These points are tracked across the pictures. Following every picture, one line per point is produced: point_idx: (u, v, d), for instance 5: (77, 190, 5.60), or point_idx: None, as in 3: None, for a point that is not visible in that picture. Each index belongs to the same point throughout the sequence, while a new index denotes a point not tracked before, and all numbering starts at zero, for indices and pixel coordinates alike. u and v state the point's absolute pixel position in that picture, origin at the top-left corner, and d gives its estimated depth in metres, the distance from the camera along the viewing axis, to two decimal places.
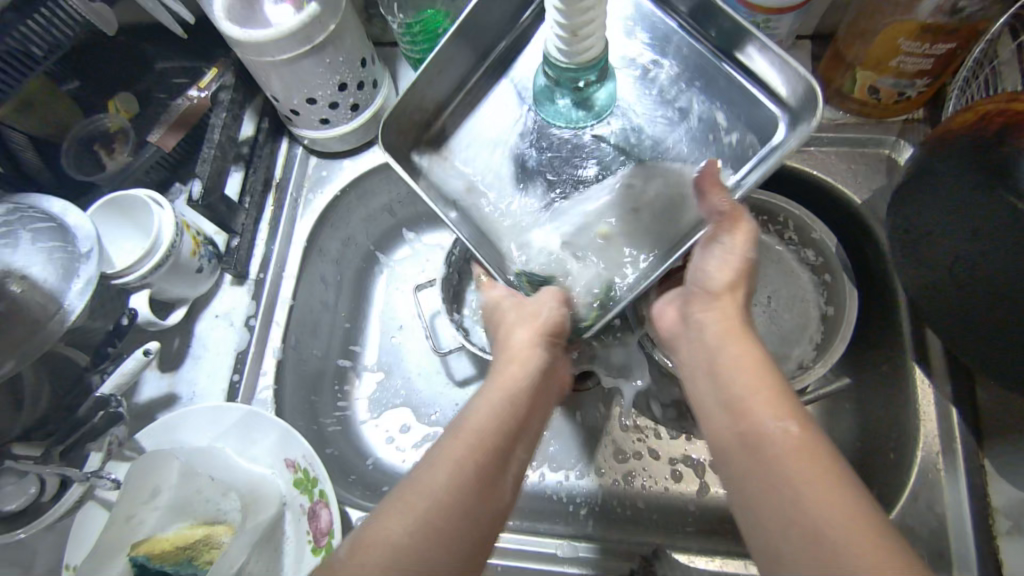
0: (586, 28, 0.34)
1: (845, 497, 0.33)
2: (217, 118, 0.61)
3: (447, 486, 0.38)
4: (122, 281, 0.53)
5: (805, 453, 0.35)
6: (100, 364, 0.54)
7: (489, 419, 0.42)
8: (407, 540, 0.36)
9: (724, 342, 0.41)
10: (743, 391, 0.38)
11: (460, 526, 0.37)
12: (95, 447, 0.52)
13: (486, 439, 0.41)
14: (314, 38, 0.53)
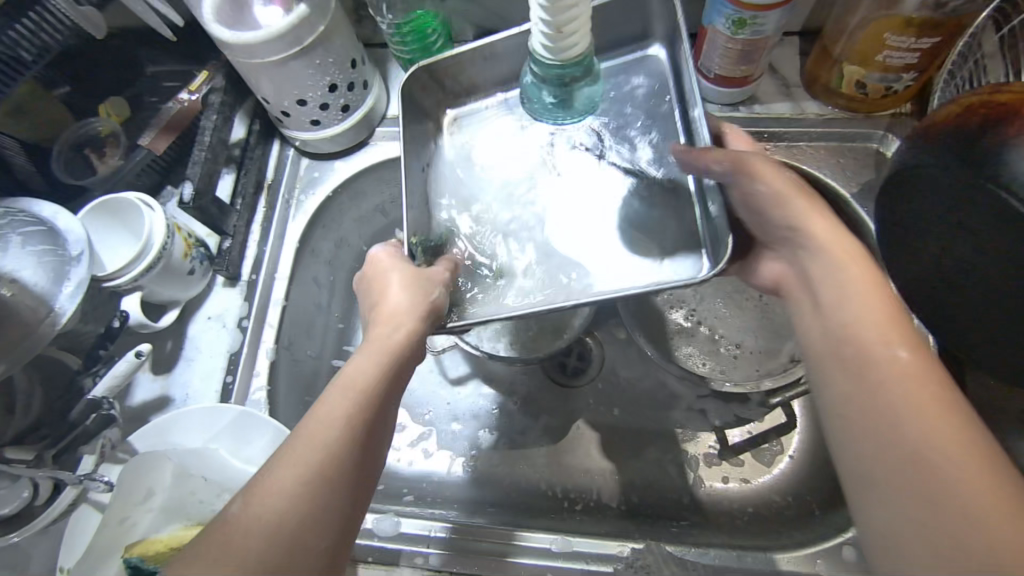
0: (570, 26, 0.34)
1: (958, 426, 0.31)
2: (207, 120, 0.61)
3: (324, 452, 0.36)
4: (112, 286, 0.53)
5: (917, 378, 0.33)
6: (92, 367, 0.54)
7: (374, 375, 0.39)
8: (263, 540, 0.33)
9: (835, 264, 0.38)
10: (855, 314, 0.36)
11: (320, 513, 0.35)
12: (88, 449, 0.52)
13: (365, 396, 0.38)
14: (303, 39, 0.53)
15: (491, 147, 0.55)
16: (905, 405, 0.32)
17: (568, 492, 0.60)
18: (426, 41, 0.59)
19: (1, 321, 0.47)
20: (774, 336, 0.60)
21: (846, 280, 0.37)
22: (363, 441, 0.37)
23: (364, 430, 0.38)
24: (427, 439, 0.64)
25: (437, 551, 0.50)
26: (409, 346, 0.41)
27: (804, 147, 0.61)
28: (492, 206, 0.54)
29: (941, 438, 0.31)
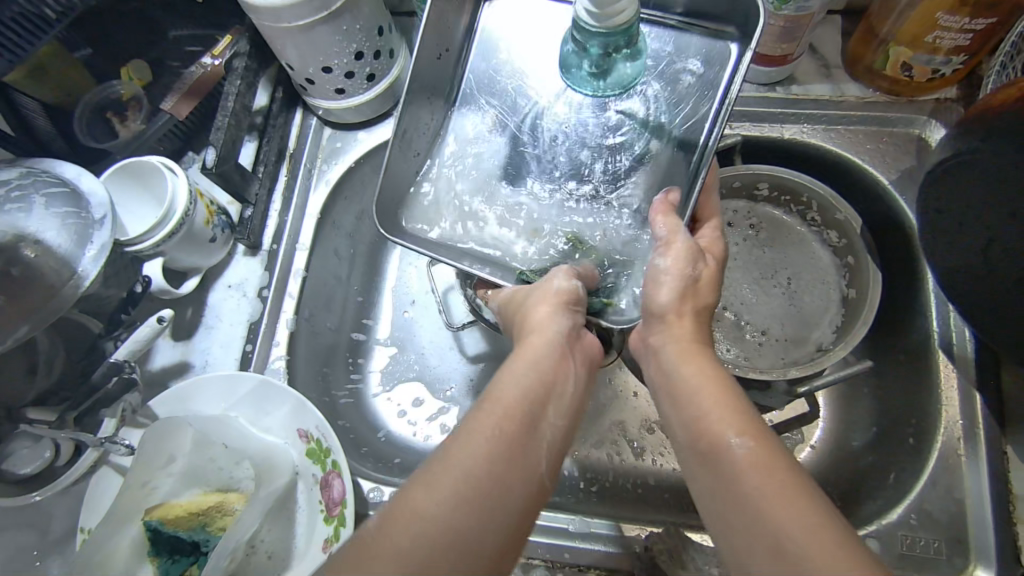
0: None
1: (803, 503, 0.31)
2: (231, 85, 0.59)
3: (478, 461, 0.34)
4: (135, 251, 0.52)
5: (761, 460, 0.33)
6: (114, 331, 0.54)
7: (525, 386, 0.38)
8: (438, 520, 0.32)
9: (681, 358, 0.39)
10: (703, 408, 0.36)
11: (488, 510, 0.33)
12: (109, 413, 0.52)
13: (519, 406, 0.37)
14: (331, 5, 0.51)
15: (529, 68, 0.51)
16: (751, 485, 0.32)
17: (582, 472, 0.60)
18: None
19: (26, 282, 0.47)
20: (803, 325, 0.58)
21: (697, 381, 0.37)
22: (520, 451, 0.35)
23: (518, 441, 0.35)
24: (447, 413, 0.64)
25: None
26: (550, 355, 0.40)
27: (844, 130, 0.58)
28: (500, 159, 0.51)
29: (795, 516, 0.30)
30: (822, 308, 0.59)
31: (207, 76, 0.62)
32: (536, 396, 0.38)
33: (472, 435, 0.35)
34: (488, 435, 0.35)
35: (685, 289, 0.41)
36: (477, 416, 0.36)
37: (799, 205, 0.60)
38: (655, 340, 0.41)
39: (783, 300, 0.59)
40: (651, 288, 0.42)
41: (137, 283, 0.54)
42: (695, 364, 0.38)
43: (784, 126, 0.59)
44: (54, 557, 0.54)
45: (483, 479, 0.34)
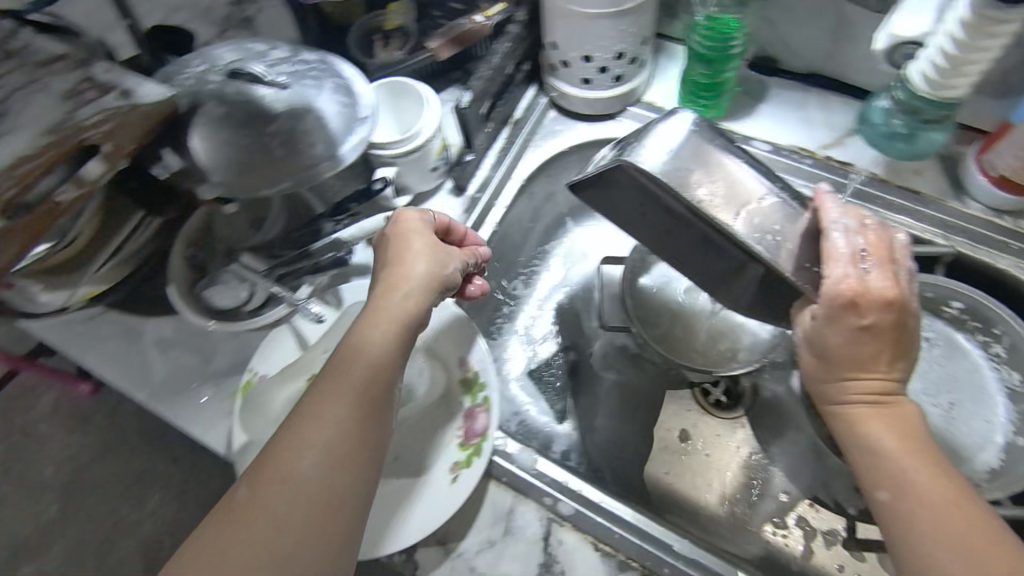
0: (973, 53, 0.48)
1: (953, 548, 0.38)
2: (501, 45, 0.63)
3: (332, 438, 0.41)
4: (378, 153, 0.58)
5: (921, 506, 0.40)
6: (336, 215, 0.59)
7: (337, 374, 0.43)
8: (295, 504, 0.39)
9: (862, 415, 0.44)
10: (863, 457, 0.44)
11: (344, 483, 0.40)
12: (309, 281, 0.59)
13: (327, 397, 0.42)
14: (623, 3, 0.56)
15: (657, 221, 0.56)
16: (905, 534, 0.40)
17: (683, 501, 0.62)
18: (727, 43, 0.59)
19: (297, 143, 0.51)
20: (953, 453, 0.57)
21: (861, 434, 0.44)
22: (337, 456, 0.40)
23: (332, 450, 0.40)
24: (585, 408, 0.67)
25: (566, 500, 0.53)
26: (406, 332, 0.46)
27: None
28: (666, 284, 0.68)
29: (949, 559, 0.38)
30: (979, 445, 0.57)
31: (477, 30, 0.66)
32: (365, 395, 0.43)
33: (320, 418, 0.41)
34: (336, 418, 0.41)
35: (846, 360, 0.45)
36: (317, 399, 0.42)
37: (987, 335, 0.59)
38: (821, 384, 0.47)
39: (940, 422, 0.58)
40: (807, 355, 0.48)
41: (376, 181, 0.58)
42: (857, 412, 0.45)
43: (1001, 255, 0.58)
44: (209, 385, 0.61)
45: (332, 460, 0.40)
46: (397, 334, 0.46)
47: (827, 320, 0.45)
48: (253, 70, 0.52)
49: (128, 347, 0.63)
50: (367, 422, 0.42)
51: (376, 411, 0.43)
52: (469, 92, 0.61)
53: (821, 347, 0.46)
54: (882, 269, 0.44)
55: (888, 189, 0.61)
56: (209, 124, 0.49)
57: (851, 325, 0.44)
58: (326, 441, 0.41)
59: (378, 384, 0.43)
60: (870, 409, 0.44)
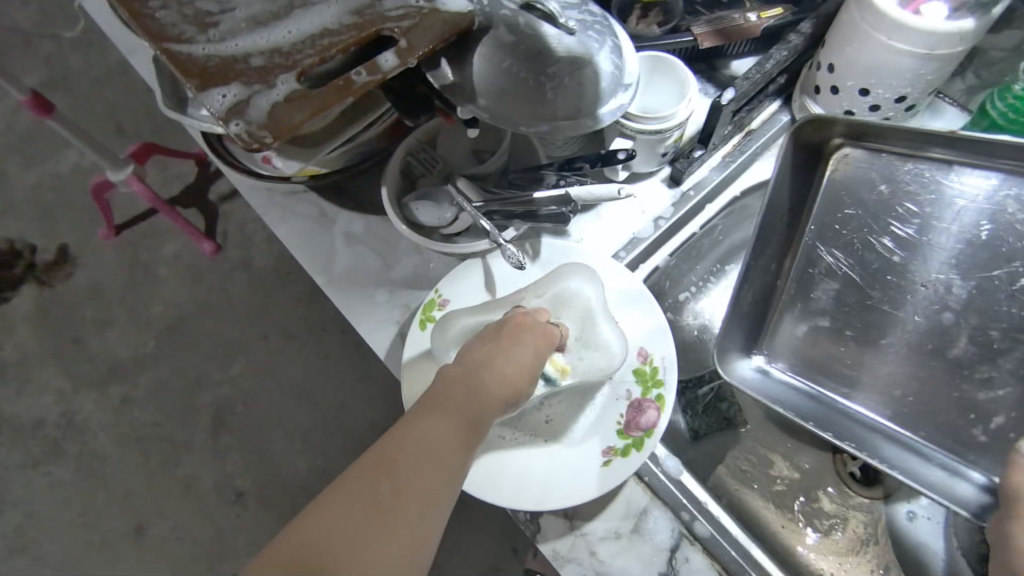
0: None
1: None
2: (777, 52, 0.61)
3: (431, 459, 0.39)
4: (623, 124, 0.57)
5: None
6: (564, 171, 0.58)
7: (418, 425, 0.41)
8: (389, 511, 0.37)
9: None
10: None
11: (430, 508, 0.38)
12: (517, 225, 0.58)
13: (451, 403, 0.43)
14: (935, 49, 0.52)
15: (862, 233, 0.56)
16: None
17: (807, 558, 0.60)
18: None
19: (566, 91, 0.51)
20: None
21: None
22: (429, 479, 0.39)
23: (428, 471, 0.39)
24: (723, 434, 0.66)
25: (704, 522, 0.52)
26: (504, 386, 0.47)
27: None
28: None
29: None
30: None
31: (746, 29, 0.64)
32: (464, 431, 0.42)
33: (421, 433, 0.41)
34: (435, 441, 0.41)
35: None
36: (416, 420, 0.42)
37: None
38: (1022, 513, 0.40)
39: None
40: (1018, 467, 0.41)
41: (620, 151, 0.58)
42: None
43: None
44: (386, 289, 0.62)
45: (427, 478, 0.39)
46: (494, 393, 0.46)
47: None
48: (547, 8, 0.51)
49: (320, 229, 0.65)
50: (459, 457, 0.41)
51: (468, 451, 0.42)
52: (735, 90, 0.59)
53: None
54: None
55: None
56: (495, 50, 0.49)
57: None
58: (414, 490, 0.38)
59: (464, 440, 0.42)
60: None
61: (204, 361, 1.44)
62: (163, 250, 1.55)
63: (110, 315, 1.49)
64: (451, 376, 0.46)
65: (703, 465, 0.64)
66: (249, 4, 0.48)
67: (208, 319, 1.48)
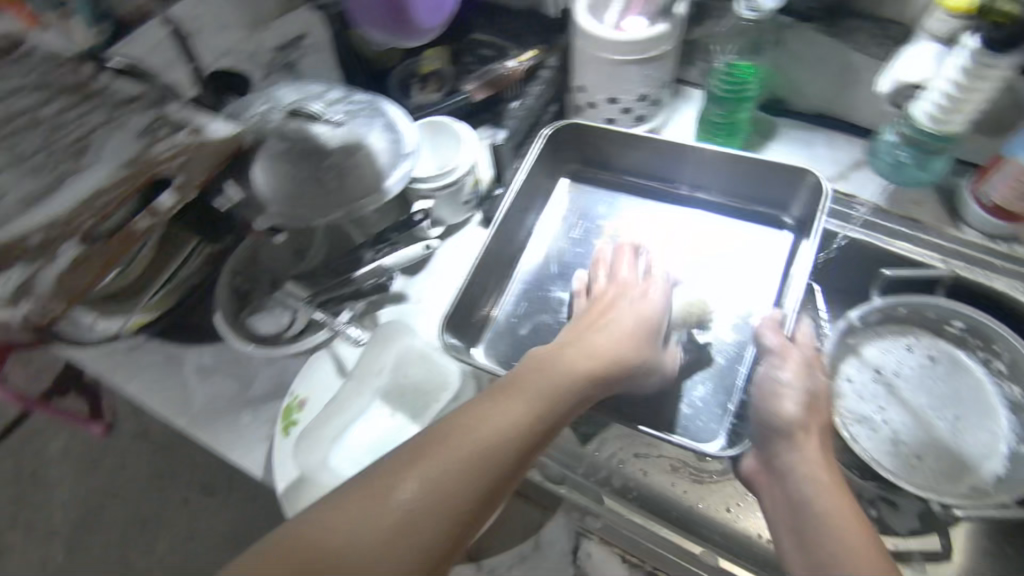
0: (965, 97, 0.53)
1: (869, 541, 0.44)
2: (533, 87, 0.70)
3: (426, 491, 0.40)
4: (416, 187, 0.63)
5: (851, 513, 0.46)
6: (376, 245, 0.63)
7: (438, 445, 0.42)
8: (367, 542, 0.38)
9: (807, 454, 0.50)
10: (810, 493, 0.48)
11: (420, 540, 0.38)
12: (348, 307, 0.62)
13: (476, 432, 0.43)
14: (649, 51, 0.61)
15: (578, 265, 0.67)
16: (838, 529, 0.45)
17: (710, 533, 0.56)
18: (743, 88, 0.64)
19: (350, 173, 0.55)
20: (947, 476, 0.62)
21: (800, 474, 0.49)
22: (426, 509, 0.39)
23: (425, 504, 0.39)
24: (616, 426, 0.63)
25: (594, 515, 0.56)
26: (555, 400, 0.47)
27: None
28: None
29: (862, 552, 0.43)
30: (971, 464, 0.62)
31: (508, 75, 0.70)
32: (484, 453, 0.42)
33: (428, 461, 0.41)
34: (447, 468, 0.41)
35: (807, 401, 0.52)
36: (439, 439, 0.42)
37: (989, 350, 0.65)
38: (781, 442, 0.51)
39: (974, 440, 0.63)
40: (777, 398, 0.53)
41: (417, 213, 0.64)
42: (806, 456, 0.50)
43: (993, 275, 0.64)
44: (249, 409, 0.62)
45: (417, 513, 0.39)
46: (531, 406, 0.46)
47: (807, 359, 0.55)
48: (311, 110, 0.58)
49: (168, 373, 0.65)
50: (475, 494, 0.41)
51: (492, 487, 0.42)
52: (505, 130, 0.68)
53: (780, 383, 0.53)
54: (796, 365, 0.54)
55: (890, 217, 0.67)
56: (272, 160, 0.54)
57: (800, 369, 0.53)
58: (415, 527, 0.39)
59: (486, 478, 0.42)
60: (824, 458, 0.50)
61: (122, 550, 1.33)
62: (47, 450, 1.44)
63: (3, 539, 1.35)
64: (497, 389, 0.47)
65: (623, 461, 0.59)
66: (18, 187, 0.50)
67: (117, 503, 1.38)
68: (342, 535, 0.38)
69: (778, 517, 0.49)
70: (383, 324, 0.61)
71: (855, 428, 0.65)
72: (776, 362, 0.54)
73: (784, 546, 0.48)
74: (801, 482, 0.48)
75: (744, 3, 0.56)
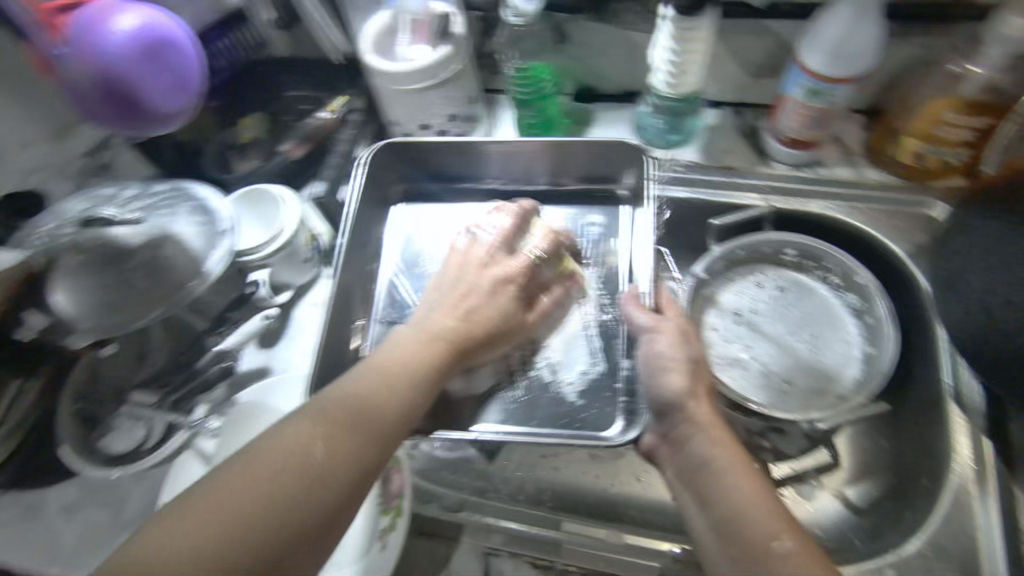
0: (685, 61, 0.58)
1: (769, 504, 0.43)
2: (343, 133, 0.70)
3: (331, 444, 0.41)
4: (245, 261, 0.61)
5: (750, 476, 0.44)
6: (217, 328, 0.62)
7: (339, 404, 0.43)
8: (272, 491, 0.38)
9: (700, 431, 0.48)
10: (709, 461, 0.46)
11: (326, 488, 0.39)
12: (203, 399, 0.61)
13: (372, 393, 0.45)
14: (438, 75, 0.60)
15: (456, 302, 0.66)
16: (739, 496, 0.43)
17: (632, 512, 0.61)
18: (540, 86, 0.65)
19: (163, 269, 0.53)
20: (818, 392, 0.65)
21: (700, 447, 0.47)
22: (334, 460, 0.40)
23: (331, 453, 0.40)
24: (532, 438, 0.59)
25: (499, 534, 0.56)
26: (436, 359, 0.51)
27: (863, 208, 0.66)
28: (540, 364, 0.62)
29: (763, 515, 0.42)
30: (833, 376, 0.65)
31: (322, 126, 0.69)
32: (380, 414, 0.45)
33: (328, 416, 0.42)
34: (349, 423, 0.43)
35: (691, 370, 0.51)
36: (339, 400, 0.44)
37: (822, 269, 0.69)
38: (679, 426, 0.49)
39: (835, 352, 0.66)
40: (663, 376, 0.51)
41: (248, 285, 0.62)
42: (703, 430, 0.48)
43: (810, 200, 0.68)
44: (124, 535, 0.58)
45: (323, 461, 0.40)
46: (419, 369, 0.49)
47: (682, 325, 0.55)
48: (104, 215, 0.55)
49: (27, 522, 0.60)
50: (375, 448, 0.43)
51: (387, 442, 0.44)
52: (322, 181, 0.68)
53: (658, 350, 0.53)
54: (671, 338, 0.53)
55: (707, 171, 0.70)
56: (71, 279, 0.51)
57: (679, 335, 0.53)
58: (321, 476, 0.39)
59: (383, 434, 0.44)
60: (722, 424, 0.49)
61: None
62: None
63: None
64: (384, 355, 0.49)
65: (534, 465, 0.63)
66: None
67: None
68: (169, 564, 0.34)
69: (680, 488, 0.48)
70: (240, 405, 0.59)
71: (730, 371, 0.67)
72: (651, 335, 0.54)
73: (689, 515, 0.46)
74: (695, 446, 0.47)
75: (507, 9, 0.58)
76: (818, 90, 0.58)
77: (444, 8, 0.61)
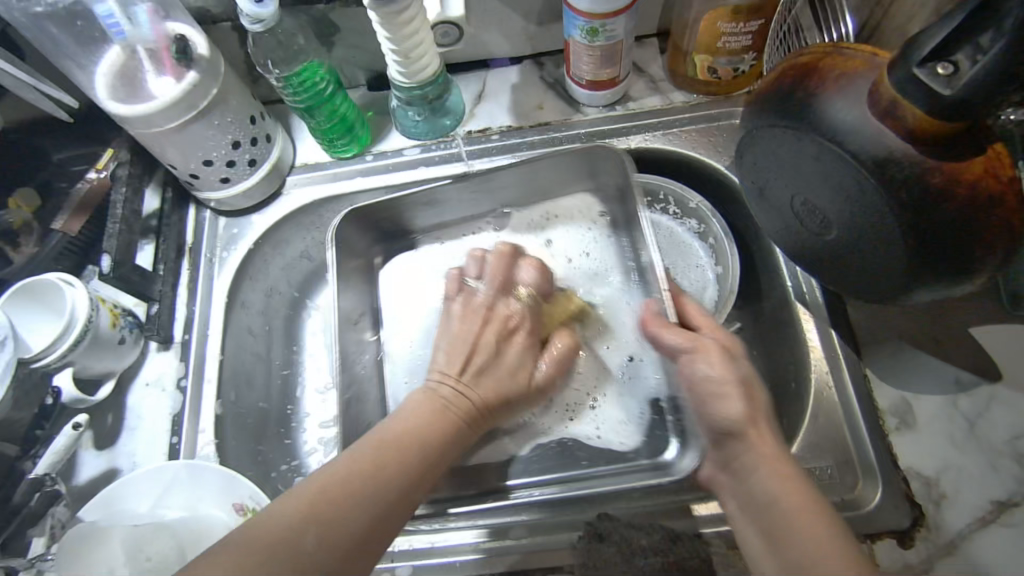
0: (409, 44, 0.55)
1: (836, 543, 0.40)
2: (117, 194, 0.62)
3: (317, 531, 0.39)
4: (42, 365, 0.54)
5: (807, 511, 0.42)
6: (30, 450, 0.55)
7: (333, 483, 0.42)
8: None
9: (758, 467, 0.45)
10: (772, 495, 0.44)
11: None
12: (37, 531, 0.54)
13: (373, 475, 0.43)
14: (197, 104, 0.54)
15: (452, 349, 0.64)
16: (802, 538, 0.41)
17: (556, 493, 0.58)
18: (316, 89, 0.60)
19: None
20: None
21: (759, 478, 0.45)
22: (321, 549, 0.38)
23: (317, 542, 0.39)
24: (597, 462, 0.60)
25: (401, 564, 0.53)
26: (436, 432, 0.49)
27: (679, 132, 0.66)
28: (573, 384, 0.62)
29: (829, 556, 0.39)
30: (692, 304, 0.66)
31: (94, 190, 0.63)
32: (377, 499, 0.43)
33: (319, 493, 0.41)
34: (342, 505, 0.41)
35: (744, 391, 0.48)
36: (331, 477, 0.42)
37: (659, 203, 0.69)
38: (742, 459, 0.46)
39: (690, 280, 0.67)
40: (721, 401, 0.48)
41: (48, 395, 0.56)
42: (766, 464, 0.45)
43: (628, 137, 0.67)
44: None
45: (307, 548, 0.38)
46: (420, 445, 0.47)
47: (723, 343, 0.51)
48: None
49: None
50: (367, 541, 0.41)
51: (383, 536, 0.42)
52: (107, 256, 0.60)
53: (702, 378, 0.50)
54: (716, 359, 0.50)
55: (523, 134, 0.68)
56: None
57: (719, 353, 0.50)
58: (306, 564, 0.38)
59: (376, 519, 0.42)
60: (778, 450, 0.46)
61: None
62: None
63: None
64: (389, 428, 0.48)
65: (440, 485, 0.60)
66: None
67: None
68: None
69: (742, 522, 0.46)
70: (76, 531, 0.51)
71: None
72: (695, 357, 0.50)
73: (754, 555, 0.44)
74: (760, 481, 0.45)
75: (242, 18, 0.52)
76: (594, 29, 0.56)
77: (183, 31, 0.55)
